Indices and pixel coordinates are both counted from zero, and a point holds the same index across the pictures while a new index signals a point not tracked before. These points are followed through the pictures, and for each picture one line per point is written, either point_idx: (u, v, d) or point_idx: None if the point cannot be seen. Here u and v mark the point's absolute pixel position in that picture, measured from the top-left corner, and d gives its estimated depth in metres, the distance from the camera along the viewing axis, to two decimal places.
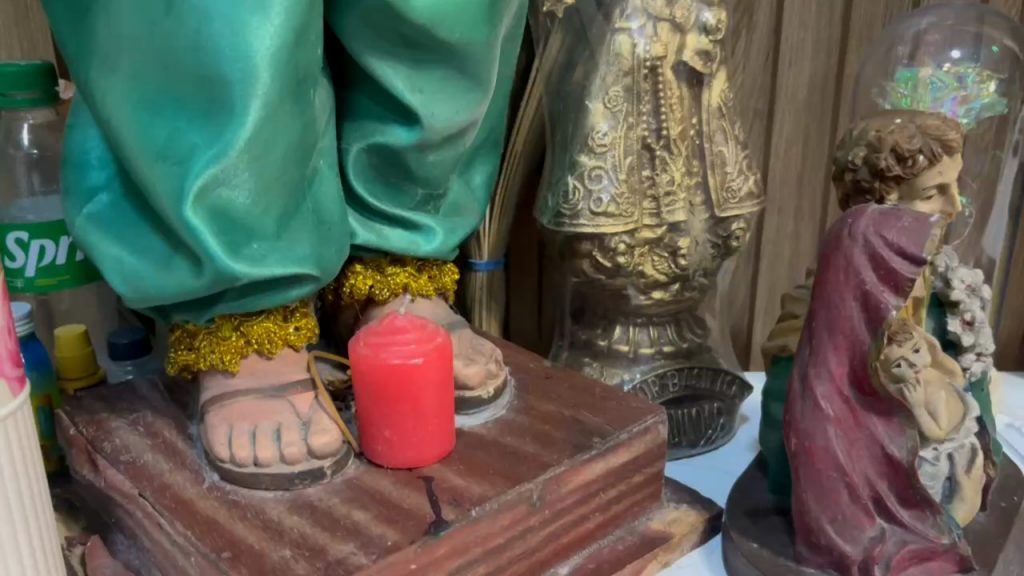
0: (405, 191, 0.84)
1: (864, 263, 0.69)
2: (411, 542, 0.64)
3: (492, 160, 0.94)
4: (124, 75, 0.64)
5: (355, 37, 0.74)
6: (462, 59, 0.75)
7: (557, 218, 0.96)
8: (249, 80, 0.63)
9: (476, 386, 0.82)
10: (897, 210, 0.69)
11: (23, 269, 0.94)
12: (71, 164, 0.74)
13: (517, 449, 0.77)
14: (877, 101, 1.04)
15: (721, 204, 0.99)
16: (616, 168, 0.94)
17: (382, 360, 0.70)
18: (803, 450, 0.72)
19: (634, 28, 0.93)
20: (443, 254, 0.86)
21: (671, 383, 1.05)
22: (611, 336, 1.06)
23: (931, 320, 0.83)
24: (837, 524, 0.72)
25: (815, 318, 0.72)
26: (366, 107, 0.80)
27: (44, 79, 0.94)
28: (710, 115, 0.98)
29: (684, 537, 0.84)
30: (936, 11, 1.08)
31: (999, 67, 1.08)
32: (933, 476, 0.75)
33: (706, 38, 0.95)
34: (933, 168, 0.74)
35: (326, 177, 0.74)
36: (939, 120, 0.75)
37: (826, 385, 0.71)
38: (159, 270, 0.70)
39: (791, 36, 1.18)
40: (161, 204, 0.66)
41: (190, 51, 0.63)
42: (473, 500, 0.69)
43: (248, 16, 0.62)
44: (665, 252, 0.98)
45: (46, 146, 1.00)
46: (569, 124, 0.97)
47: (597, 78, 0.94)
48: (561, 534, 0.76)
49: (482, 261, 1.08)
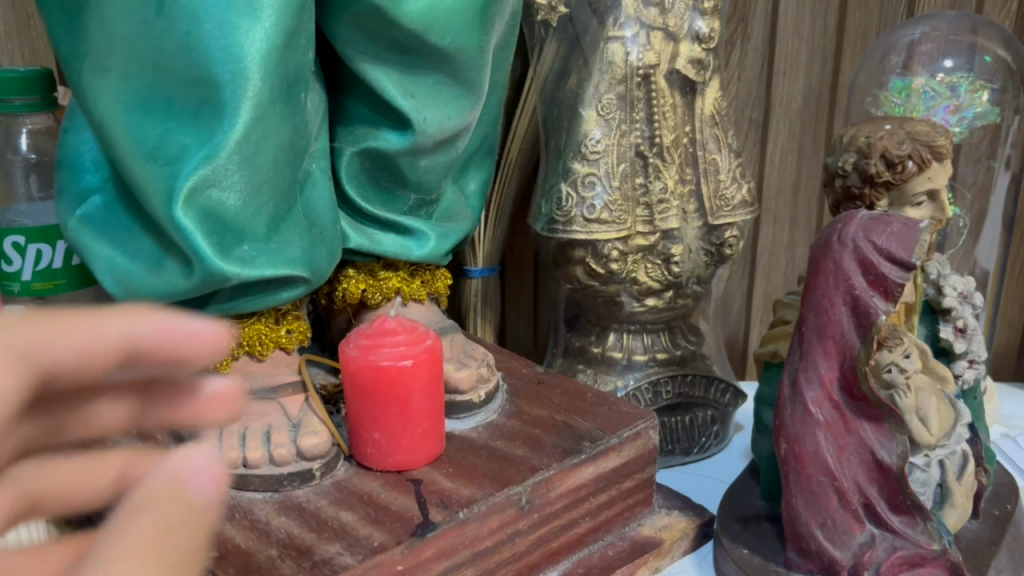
0: (397, 196, 0.84)
1: (853, 267, 0.69)
2: (397, 543, 0.64)
3: (486, 167, 0.95)
4: (115, 76, 0.65)
5: (348, 42, 0.74)
6: (453, 64, 0.76)
7: (550, 224, 0.96)
8: (239, 81, 0.64)
9: (467, 390, 0.82)
10: (886, 216, 0.69)
11: (19, 272, 0.95)
12: (66, 166, 0.75)
13: (507, 453, 0.77)
14: (870, 111, 1.07)
15: (714, 212, 0.99)
16: (609, 175, 0.95)
17: (370, 362, 0.70)
18: (792, 455, 0.72)
19: (627, 36, 0.94)
20: (435, 259, 0.86)
21: (665, 390, 1.04)
22: (605, 343, 1.06)
23: (923, 327, 0.84)
24: (827, 530, 0.72)
25: (805, 323, 0.71)
26: (358, 112, 0.80)
27: (43, 84, 0.95)
28: (703, 123, 0.99)
29: (674, 543, 0.83)
30: (928, 21, 1.08)
31: (993, 78, 1.09)
32: (923, 482, 0.74)
33: (699, 46, 0.96)
34: (922, 174, 0.74)
35: (318, 181, 0.75)
36: (928, 126, 0.75)
37: (815, 390, 0.71)
38: (151, 271, 0.71)
39: (785, 46, 1.19)
40: (151, 203, 0.66)
41: (180, 52, 0.63)
42: (461, 502, 0.69)
43: (239, 18, 0.63)
44: (658, 259, 0.99)
45: (44, 151, 1.00)
46: (563, 130, 0.98)
47: (591, 85, 0.95)
48: (550, 538, 0.76)
49: (476, 268, 1.08)
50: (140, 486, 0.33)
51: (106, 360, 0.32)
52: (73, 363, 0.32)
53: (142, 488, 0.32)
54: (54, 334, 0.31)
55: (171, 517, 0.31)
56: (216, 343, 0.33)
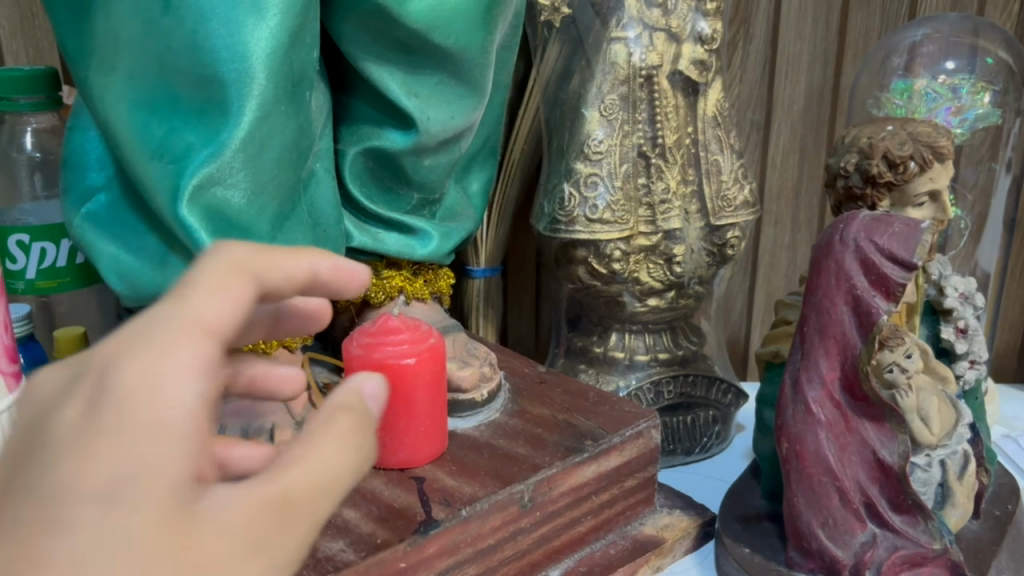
0: (400, 196, 0.84)
1: (855, 267, 0.69)
2: (400, 540, 0.64)
3: (489, 167, 0.95)
4: (121, 74, 0.65)
5: (352, 41, 0.75)
6: (457, 64, 0.77)
7: (553, 224, 0.97)
8: (245, 80, 0.64)
9: (470, 389, 0.83)
10: (888, 216, 0.70)
11: (24, 271, 0.95)
12: (70, 164, 0.75)
13: (509, 452, 0.77)
14: (872, 112, 1.07)
15: (716, 212, 1.00)
16: (611, 175, 0.95)
17: (374, 359, 0.71)
18: (794, 454, 0.72)
19: (630, 37, 0.94)
20: (438, 259, 0.86)
21: (666, 390, 1.04)
22: (607, 343, 1.06)
23: (925, 327, 0.85)
24: (828, 529, 0.72)
25: (807, 323, 0.72)
26: (362, 112, 0.81)
27: (48, 83, 0.95)
28: (705, 124, 0.99)
29: (676, 542, 0.84)
30: (929, 23, 1.08)
31: (994, 80, 1.09)
32: (924, 481, 0.74)
33: (702, 48, 0.96)
34: (923, 174, 0.75)
35: (322, 180, 0.75)
36: (930, 127, 0.76)
37: (817, 389, 0.71)
38: (156, 269, 0.71)
39: (787, 48, 1.19)
40: (156, 201, 0.67)
41: (187, 50, 0.63)
42: (464, 500, 0.69)
43: (245, 17, 0.63)
44: (660, 260, 0.99)
45: (48, 150, 1.00)
46: (566, 131, 0.98)
47: (594, 86, 0.95)
48: (552, 537, 0.77)
49: (478, 268, 1.08)
50: (317, 410, 0.38)
51: (299, 281, 0.40)
52: (277, 286, 0.38)
53: (331, 402, 0.38)
54: (266, 259, 0.38)
55: (354, 421, 0.37)
56: (363, 281, 0.45)
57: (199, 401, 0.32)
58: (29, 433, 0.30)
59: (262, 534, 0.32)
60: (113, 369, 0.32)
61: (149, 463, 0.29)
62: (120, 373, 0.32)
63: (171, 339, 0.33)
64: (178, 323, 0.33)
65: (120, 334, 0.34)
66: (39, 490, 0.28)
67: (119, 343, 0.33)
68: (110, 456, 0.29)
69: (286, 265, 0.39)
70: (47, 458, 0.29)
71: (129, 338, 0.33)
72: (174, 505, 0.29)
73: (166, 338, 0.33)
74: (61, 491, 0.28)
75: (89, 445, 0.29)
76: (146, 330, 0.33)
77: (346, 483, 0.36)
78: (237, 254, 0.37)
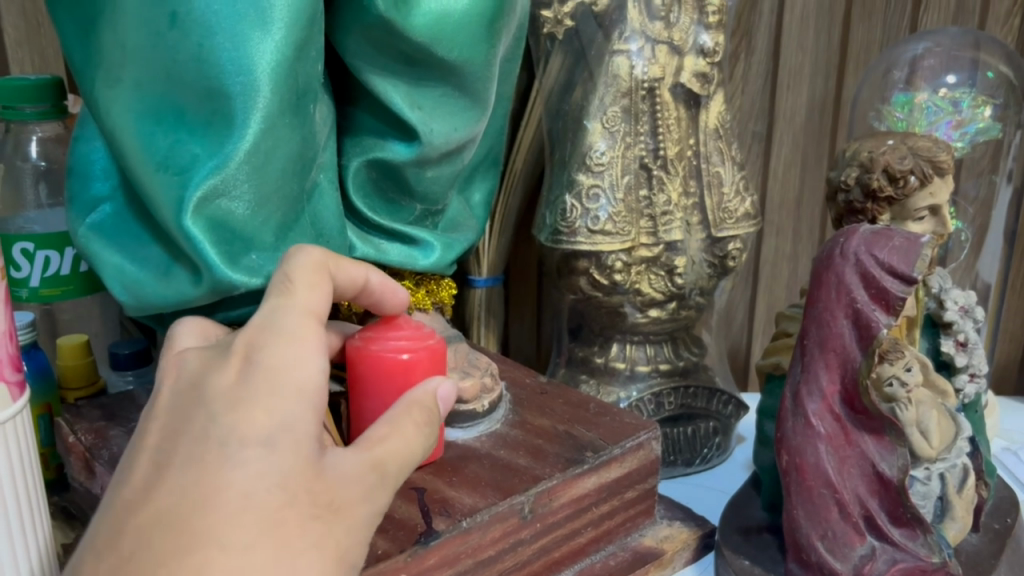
0: (403, 207, 0.85)
1: (856, 281, 0.69)
2: (401, 551, 0.65)
3: (491, 177, 0.96)
4: (127, 85, 0.66)
5: (356, 54, 0.75)
6: (460, 77, 0.78)
7: (554, 235, 0.97)
8: (250, 93, 0.65)
9: (470, 399, 0.83)
10: (888, 230, 0.70)
11: (28, 278, 0.96)
12: (76, 173, 0.76)
13: (510, 463, 0.77)
14: (873, 125, 1.07)
15: (717, 224, 1.00)
16: (613, 187, 0.96)
17: (370, 352, 0.71)
18: (794, 467, 0.72)
19: (632, 50, 0.95)
20: (440, 270, 0.86)
21: (667, 401, 1.05)
22: (608, 353, 1.06)
23: (925, 340, 0.85)
24: (827, 541, 0.72)
25: (807, 336, 0.72)
26: (366, 124, 0.81)
27: (53, 93, 0.96)
28: (707, 136, 1.00)
29: (676, 553, 0.84)
30: (931, 37, 1.09)
31: (994, 94, 1.10)
32: (923, 495, 0.75)
33: (704, 60, 0.97)
34: (923, 189, 0.75)
35: (326, 191, 0.75)
36: (930, 142, 0.76)
37: (817, 403, 0.71)
38: (159, 279, 0.72)
39: (790, 60, 1.20)
40: (161, 212, 0.67)
41: (192, 63, 0.64)
42: (464, 511, 0.70)
43: (250, 31, 0.64)
44: (661, 271, 0.99)
45: (53, 158, 1.01)
46: (568, 142, 0.98)
47: (596, 98, 0.96)
48: (552, 548, 0.77)
49: (481, 278, 1.09)
50: (396, 403, 0.58)
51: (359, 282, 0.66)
52: (347, 280, 0.64)
53: (409, 396, 0.58)
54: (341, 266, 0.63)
55: (418, 416, 0.57)
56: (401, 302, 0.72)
57: (320, 378, 0.53)
58: (204, 389, 0.52)
59: (367, 487, 0.53)
60: (259, 355, 0.53)
61: (291, 430, 0.50)
62: (264, 357, 0.53)
63: (298, 332, 0.54)
64: (302, 318, 0.55)
65: (258, 319, 0.55)
66: (223, 436, 0.49)
67: (259, 332, 0.55)
68: (265, 417, 0.50)
69: (344, 272, 0.64)
70: (220, 411, 0.50)
71: (264, 326, 0.55)
72: (305, 460, 0.50)
73: (294, 331, 0.54)
74: (236, 436, 0.49)
75: (246, 407, 0.50)
76: (278, 325, 0.54)
77: (416, 453, 0.56)
78: (310, 256, 0.60)
